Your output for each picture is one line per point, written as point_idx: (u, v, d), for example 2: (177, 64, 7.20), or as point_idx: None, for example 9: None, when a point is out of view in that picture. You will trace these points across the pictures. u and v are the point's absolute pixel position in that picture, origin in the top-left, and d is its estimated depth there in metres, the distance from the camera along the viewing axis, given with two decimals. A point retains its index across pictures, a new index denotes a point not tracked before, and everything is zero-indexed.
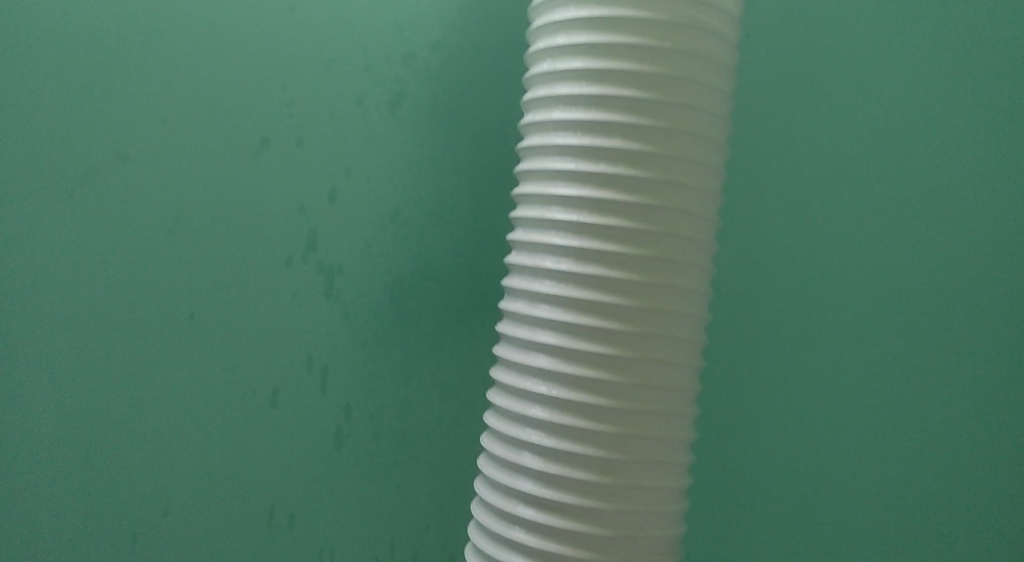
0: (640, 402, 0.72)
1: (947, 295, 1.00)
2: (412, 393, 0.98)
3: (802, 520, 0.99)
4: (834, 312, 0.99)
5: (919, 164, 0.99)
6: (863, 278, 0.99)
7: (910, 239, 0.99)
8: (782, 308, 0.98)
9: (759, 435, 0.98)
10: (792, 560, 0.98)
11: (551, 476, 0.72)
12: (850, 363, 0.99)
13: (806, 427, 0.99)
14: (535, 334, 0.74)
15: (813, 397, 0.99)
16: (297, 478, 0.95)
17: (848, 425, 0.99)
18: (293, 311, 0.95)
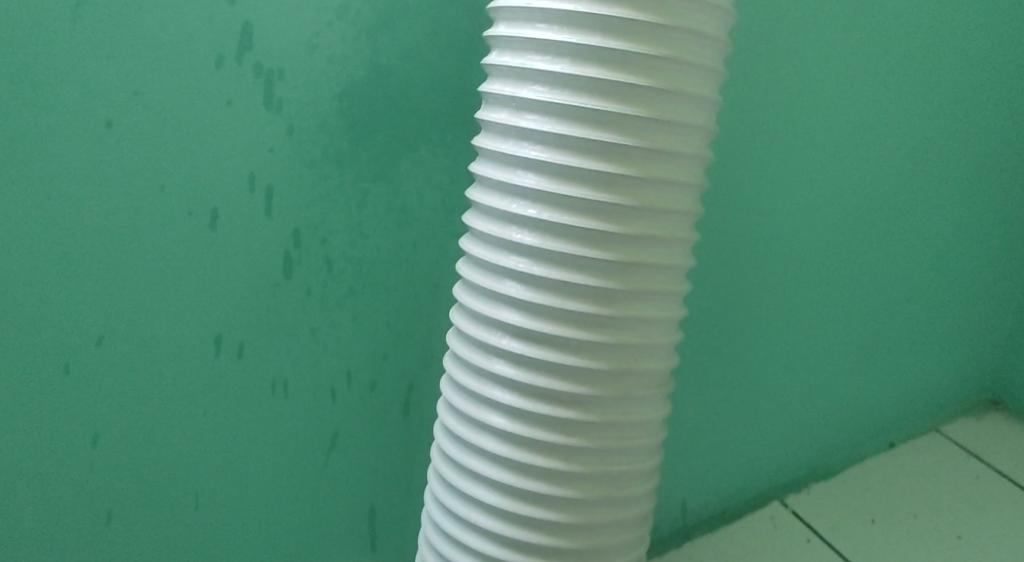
0: (645, 225, 0.61)
1: (879, 121, 1.07)
2: (364, 218, 0.91)
3: (738, 341, 1.09)
4: (778, 137, 1.02)
5: (867, 12, 1.01)
6: (806, 104, 1.02)
7: (855, 68, 1.03)
8: (739, 151, 1.00)
9: (711, 273, 1.04)
10: (717, 374, 1.09)
11: (542, 306, 0.61)
12: (792, 209, 1.05)
13: (753, 267, 1.06)
14: (522, 148, 0.60)
15: (759, 231, 1.04)
16: (243, 307, 0.90)
17: (782, 264, 1.08)
18: (229, 124, 0.82)
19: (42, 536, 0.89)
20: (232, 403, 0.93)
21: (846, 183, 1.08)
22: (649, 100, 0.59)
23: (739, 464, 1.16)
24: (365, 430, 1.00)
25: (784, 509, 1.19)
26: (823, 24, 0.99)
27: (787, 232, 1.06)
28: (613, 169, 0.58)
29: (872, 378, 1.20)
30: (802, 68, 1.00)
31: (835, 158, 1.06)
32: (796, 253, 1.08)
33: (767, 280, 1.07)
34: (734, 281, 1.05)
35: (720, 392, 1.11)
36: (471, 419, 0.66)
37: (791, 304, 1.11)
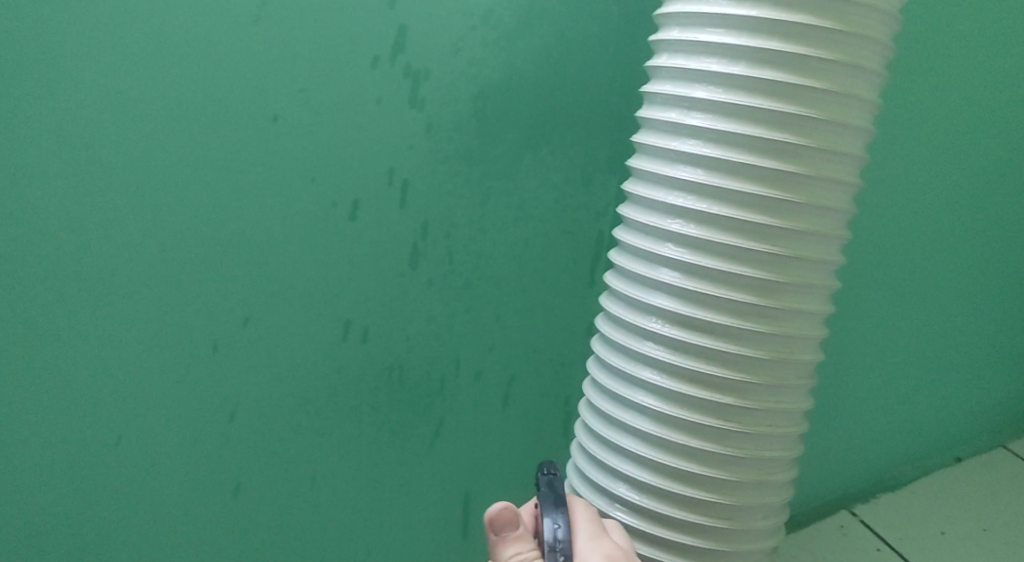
0: (808, 222, 0.63)
1: (1010, 145, 1.05)
2: (486, 213, 0.95)
3: (850, 356, 1.08)
4: (909, 160, 1.01)
5: (1006, 38, 1.00)
6: (941, 114, 1.00)
7: (990, 94, 1.02)
8: (871, 172, 1.00)
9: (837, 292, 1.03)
10: (826, 389, 1.09)
11: (703, 295, 0.64)
12: (915, 230, 1.04)
13: (874, 285, 1.05)
14: (691, 146, 0.64)
15: (882, 250, 1.04)
16: (371, 294, 0.94)
17: (901, 283, 1.06)
18: (377, 119, 0.88)
19: (175, 502, 0.94)
20: (353, 386, 0.97)
21: (974, 198, 1.06)
22: (821, 102, 0.62)
23: (836, 476, 1.15)
24: (468, 419, 1.03)
25: (853, 517, 1.16)
26: (963, 49, 0.99)
27: (910, 243, 1.05)
28: (785, 166, 0.62)
29: (974, 400, 1.18)
30: (939, 77, 0.99)
31: (966, 172, 1.04)
32: (917, 266, 1.06)
33: (885, 290, 1.06)
34: (852, 297, 1.05)
35: (825, 406, 1.10)
36: (621, 399, 0.69)
37: (906, 317, 1.09)
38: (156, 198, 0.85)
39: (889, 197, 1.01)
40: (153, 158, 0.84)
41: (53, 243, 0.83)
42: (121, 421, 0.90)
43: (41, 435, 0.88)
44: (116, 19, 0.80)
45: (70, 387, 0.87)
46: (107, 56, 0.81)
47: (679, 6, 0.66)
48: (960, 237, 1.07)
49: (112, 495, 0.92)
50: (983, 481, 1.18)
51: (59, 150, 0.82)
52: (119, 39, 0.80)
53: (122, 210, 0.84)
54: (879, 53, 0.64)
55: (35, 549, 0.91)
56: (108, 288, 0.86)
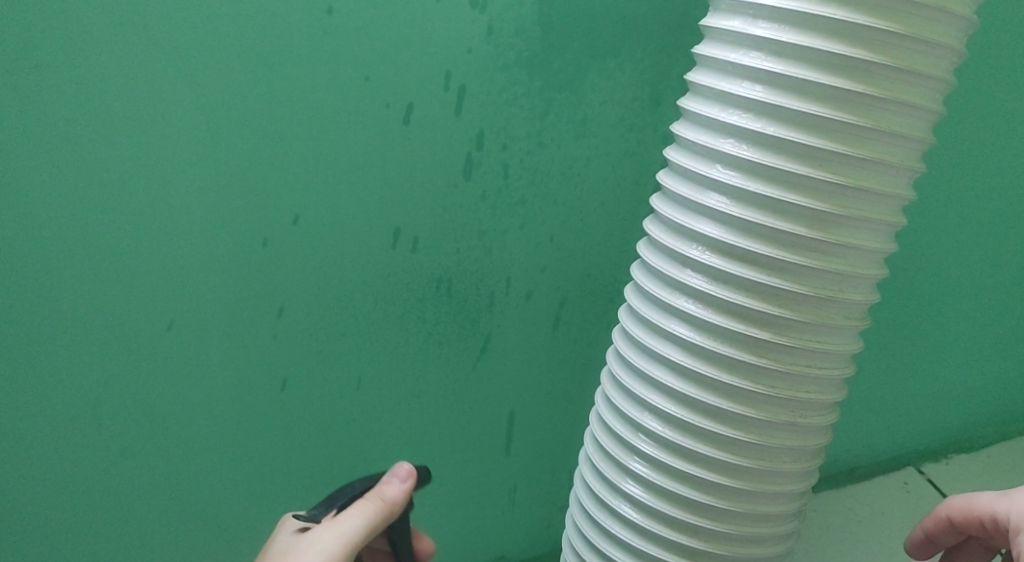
0: (873, 149, 0.58)
1: None
2: (545, 127, 0.92)
3: (915, 306, 1.05)
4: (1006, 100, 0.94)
5: None
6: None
7: None
8: (967, 115, 0.93)
9: (912, 241, 0.99)
10: (890, 340, 1.07)
11: (749, 223, 0.60)
12: (1002, 177, 0.99)
13: (949, 233, 1.00)
14: (751, 58, 0.58)
15: (965, 199, 0.98)
16: (423, 203, 0.93)
17: (978, 234, 1.02)
18: (435, 19, 0.85)
19: (224, 391, 0.97)
20: (400, 294, 0.97)
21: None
22: (903, 13, 0.55)
23: (884, 418, 1.14)
24: (515, 338, 1.03)
25: (920, 476, 1.17)
26: None
27: (993, 181, 0.98)
28: (854, 86, 0.56)
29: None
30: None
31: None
32: (996, 207, 1.00)
33: (955, 232, 1.00)
34: (927, 248, 1.00)
35: (890, 356, 1.08)
36: (654, 328, 0.66)
37: (977, 259, 1.04)
38: (208, 89, 0.84)
39: (977, 130, 0.94)
40: (207, 52, 0.82)
41: (105, 132, 0.83)
42: (172, 310, 0.92)
43: (96, 319, 0.90)
44: None
45: (122, 277, 0.89)
46: None
47: None
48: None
49: (164, 380, 0.95)
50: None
51: (113, 33, 0.80)
52: None
53: (173, 102, 0.83)
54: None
55: (92, 426, 0.95)
56: (160, 180, 0.86)
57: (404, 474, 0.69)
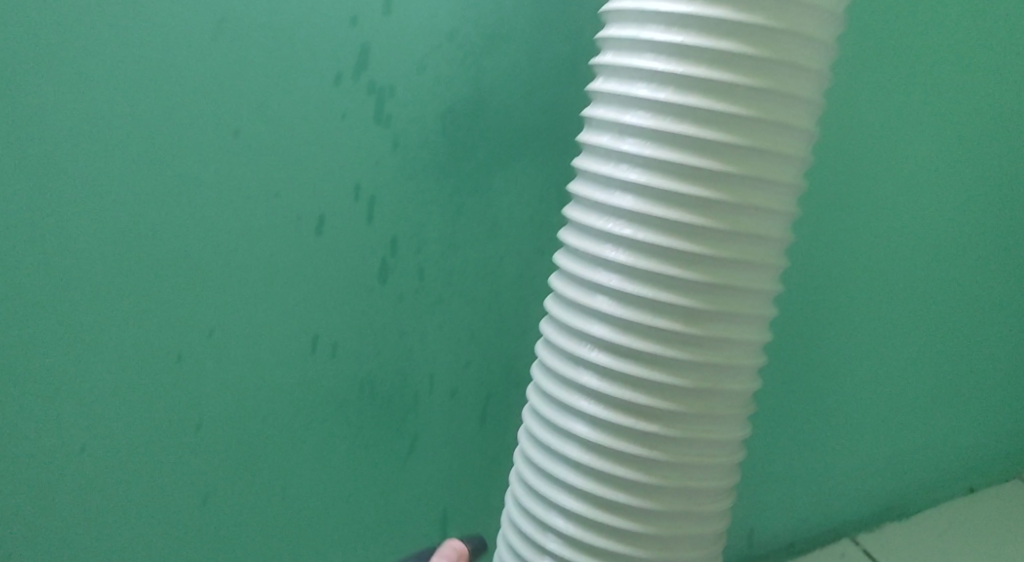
0: (735, 251, 0.63)
1: (980, 173, 1.03)
2: (457, 230, 0.95)
3: (827, 391, 1.07)
4: (878, 192, 1.00)
5: (972, 65, 0.99)
6: (910, 132, 0.99)
7: (959, 122, 1.00)
8: (840, 207, 0.99)
9: (810, 327, 1.03)
10: (810, 427, 1.08)
11: (630, 323, 0.64)
12: (888, 262, 1.03)
13: (846, 319, 1.04)
14: (620, 170, 0.64)
15: (855, 286, 1.03)
16: (341, 309, 0.95)
17: (876, 317, 1.05)
18: (341, 136, 0.87)
19: (144, 512, 0.95)
20: (323, 399, 0.98)
21: (949, 220, 1.04)
22: (749, 129, 0.61)
23: None
24: (442, 434, 1.03)
25: None
26: (930, 80, 0.98)
27: (884, 264, 1.03)
28: (711, 195, 0.61)
29: (970, 433, 1.15)
30: (906, 96, 0.97)
31: (942, 193, 1.02)
32: (892, 288, 1.04)
33: (852, 317, 1.04)
34: (826, 335, 1.04)
35: (816, 443, 1.09)
36: (554, 425, 0.70)
37: (886, 339, 1.07)
38: (118, 214, 0.86)
39: (859, 217, 1.00)
40: (117, 178, 0.85)
41: (17, 260, 0.85)
42: (87, 431, 0.91)
43: (9, 445, 0.90)
44: (73, 43, 0.80)
45: (36, 402, 0.89)
46: (64, 78, 0.81)
47: (612, 32, 0.66)
48: (937, 262, 1.05)
49: (80, 505, 0.93)
50: None
51: (23, 168, 0.83)
52: (78, 63, 0.81)
53: (84, 228, 0.85)
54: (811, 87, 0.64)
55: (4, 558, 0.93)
56: (73, 303, 0.87)
57: (452, 556, 0.80)
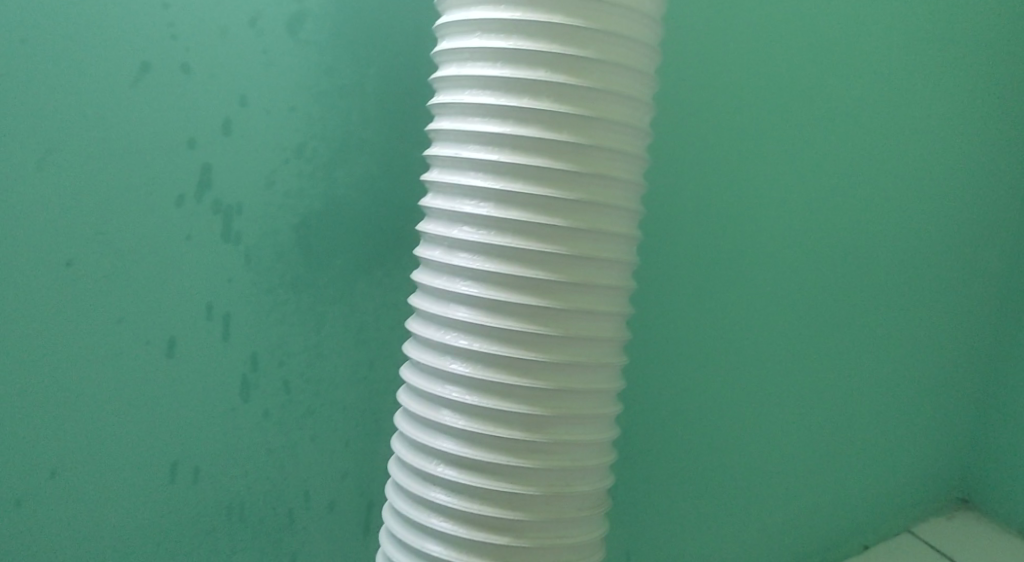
0: (569, 353, 0.65)
1: (837, 250, 1.05)
2: (321, 339, 0.93)
3: (711, 474, 1.06)
4: (739, 276, 1.01)
5: (818, 148, 1.02)
6: (765, 216, 1.01)
7: (810, 203, 1.03)
8: (703, 292, 1.00)
9: (686, 413, 1.02)
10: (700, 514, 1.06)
11: (474, 433, 0.64)
12: (756, 342, 1.04)
13: (722, 400, 1.04)
14: (453, 283, 0.65)
15: (726, 367, 1.03)
16: (201, 431, 0.91)
17: (751, 397, 1.05)
18: (189, 256, 0.86)
19: None
20: (186, 529, 0.92)
21: (813, 298, 1.05)
22: (571, 238, 0.64)
23: None
24: (323, 552, 0.98)
25: None
26: (779, 165, 1.00)
27: (753, 344, 1.04)
28: (540, 302, 0.64)
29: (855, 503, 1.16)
30: (757, 182, 1.00)
31: (802, 272, 1.04)
32: (763, 368, 1.05)
33: (729, 399, 1.04)
34: (704, 419, 1.04)
35: (709, 529, 1.07)
36: (409, 547, 0.67)
37: (764, 418, 1.07)
38: None
39: (723, 301, 1.01)
40: None
41: None
42: None
43: None
44: None
45: None
46: None
47: (435, 149, 0.67)
48: (807, 338, 1.06)
49: None
50: None
51: None
52: None
53: None
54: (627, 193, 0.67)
55: None
56: None
57: None
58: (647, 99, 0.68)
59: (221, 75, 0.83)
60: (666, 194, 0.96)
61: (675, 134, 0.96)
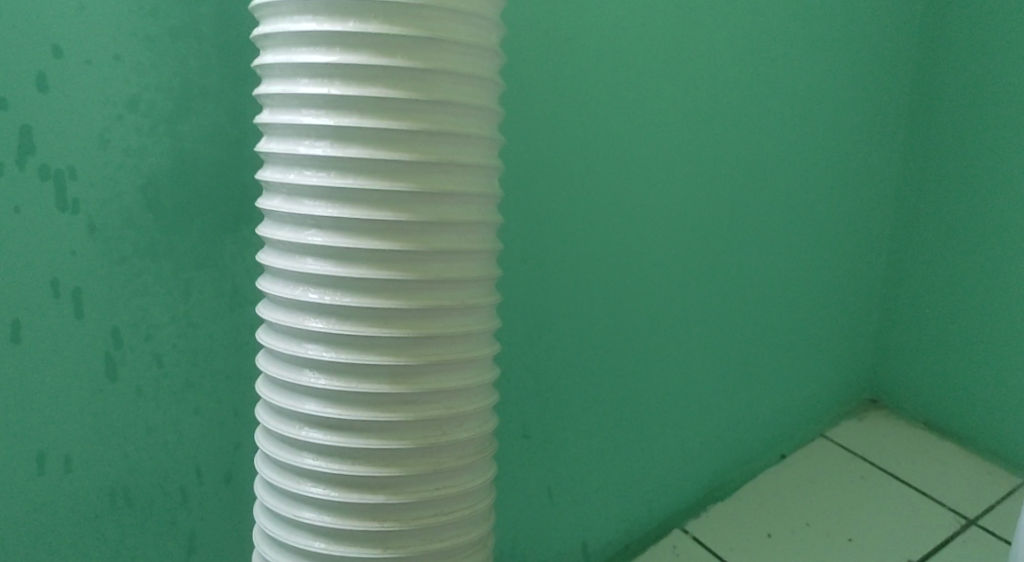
0: (431, 297, 0.61)
1: (703, 164, 1.08)
2: (190, 307, 0.86)
3: (606, 388, 1.09)
4: (615, 199, 1.01)
5: (682, 62, 1.01)
6: (638, 136, 1.01)
7: (678, 118, 1.03)
8: (583, 218, 1.00)
9: (573, 337, 1.04)
10: (596, 434, 1.10)
11: (337, 391, 0.60)
12: (637, 261, 1.06)
13: (606, 321, 1.06)
14: (299, 233, 0.60)
15: (607, 290, 1.05)
16: (68, 417, 0.84)
17: (629, 312, 1.07)
18: (21, 230, 0.78)
19: None
20: (66, 522, 0.86)
21: (689, 210, 1.08)
22: (419, 174, 0.59)
23: (632, 500, 1.16)
24: (223, 526, 0.94)
25: (686, 536, 1.20)
26: (647, 84, 0.99)
27: (635, 262, 1.06)
28: (392, 246, 0.59)
29: (736, 401, 1.24)
30: (628, 103, 0.99)
31: (673, 189, 1.06)
32: (646, 284, 1.08)
33: (613, 316, 1.06)
34: (592, 339, 1.05)
35: (604, 444, 1.11)
36: (285, 517, 0.64)
37: (645, 333, 1.10)
38: None
39: (603, 223, 1.01)
40: None
41: None
42: None
43: None
44: None
45: None
46: None
47: (265, 89, 0.62)
48: (682, 251, 1.10)
49: None
50: (797, 477, 1.28)
51: None
52: None
53: None
54: (482, 120, 0.63)
55: None
56: None
57: None
58: (494, 16, 0.63)
59: (27, 24, 0.74)
60: (535, 124, 0.93)
61: (543, 57, 0.92)
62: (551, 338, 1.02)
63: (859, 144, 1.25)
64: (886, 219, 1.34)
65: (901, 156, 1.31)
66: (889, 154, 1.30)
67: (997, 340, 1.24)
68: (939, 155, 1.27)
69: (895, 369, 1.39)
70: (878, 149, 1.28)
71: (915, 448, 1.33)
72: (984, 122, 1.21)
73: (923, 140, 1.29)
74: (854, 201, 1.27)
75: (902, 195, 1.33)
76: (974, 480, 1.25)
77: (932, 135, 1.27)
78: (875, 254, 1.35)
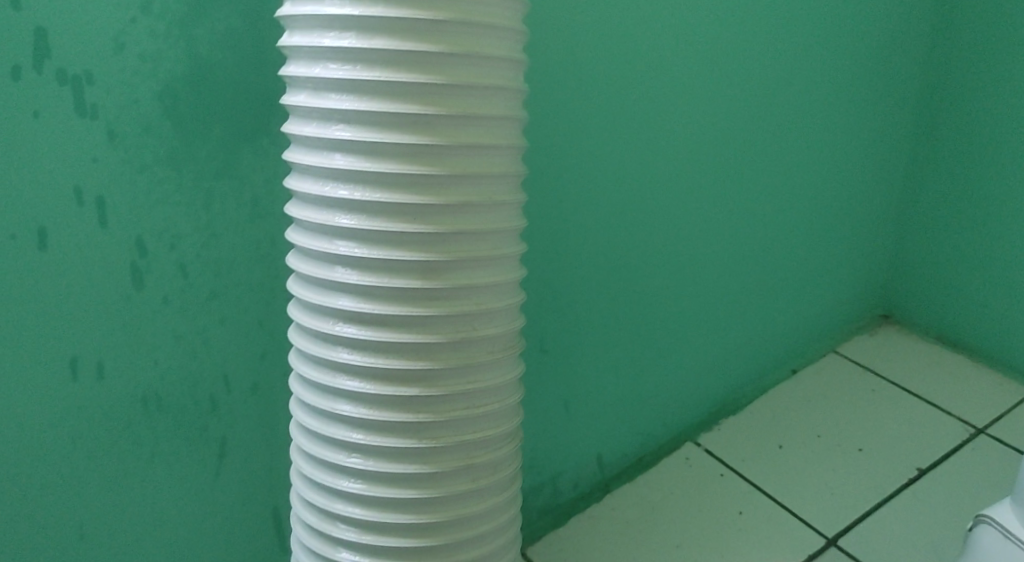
0: (461, 193, 0.61)
1: (721, 70, 1.06)
2: (212, 217, 0.86)
3: (623, 299, 1.10)
4: (632, 107, 1.00)
5: None
6: (658, 41, 0.99)
7: (699, 23, 1.01)
8: (600, 127, 0.98)
9: (592, 248, 1.04)
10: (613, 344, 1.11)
11: (369, 287, 0.61)
12: (653, 171, 1.05)
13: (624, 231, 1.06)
14: (326, 128, 0.59)
15: (625, 201, 1.04)
16: (98, 325, 0.85)
17: (646, 222, 1.07)
18: (41, 135, 0.77)
19: None
20: (101, 426, 0.88)
21: (706, 118, 1.07)
22: (444, 65, 0.58)
23: (648, 410, 1.18)
24: (251, 433, 0.96)
25: (699, 448, 1.22)
26: None
27: (653, 173, 1.05)
28: (419, 140, 0.58)
29: (750, 311, 1.24)
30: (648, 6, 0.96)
31: (691, 96, 1.05)
32: (664, 195, 1.07)
33: (630, 226, 1.06)
34: (610, 250, 1.06)
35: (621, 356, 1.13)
36: (319, 411, 0.65)
37: (663, 243, 1.10)
38: None
39: (621, 131, 1.00)
40: None
41: None
42: None
43: None
44: None
45: None
46: None
47: None
48: (699, 160, 1.09)
49: None
50: (811, 388, 1.30)
51: None
52: None
53: None
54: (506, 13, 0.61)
55: None
56: None
57: None
58: None
59: None
60: (556, 27, 0.91)
61: None
62: (570, 248, 1.02)
63: (881, 51, 1.22)
64: (907, 130, 1.31)
65: (924, 65, 1.28)
66: (913, 63, 1.27)
67: (1012, 250, 1.24)
68: (963, 62, 1.24)
69: (910, 282, 1.39)
70: (902, 57, 1.24)
71: (927, 360, 1.34)
72: (1010, 26, 1.17)
73: (941, 47, 1.26)
74: (874, 110, 1.25)
75: (924, 105, 1.30)
76: (985, 389, 1.26)
77: (952, 42, 1.25)
78: (893, 166, 1.33)
